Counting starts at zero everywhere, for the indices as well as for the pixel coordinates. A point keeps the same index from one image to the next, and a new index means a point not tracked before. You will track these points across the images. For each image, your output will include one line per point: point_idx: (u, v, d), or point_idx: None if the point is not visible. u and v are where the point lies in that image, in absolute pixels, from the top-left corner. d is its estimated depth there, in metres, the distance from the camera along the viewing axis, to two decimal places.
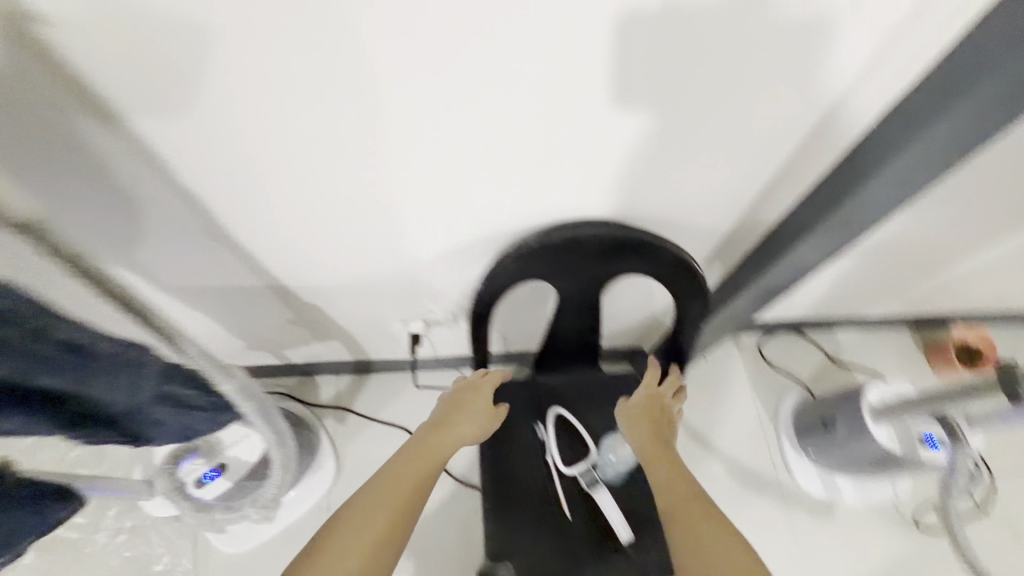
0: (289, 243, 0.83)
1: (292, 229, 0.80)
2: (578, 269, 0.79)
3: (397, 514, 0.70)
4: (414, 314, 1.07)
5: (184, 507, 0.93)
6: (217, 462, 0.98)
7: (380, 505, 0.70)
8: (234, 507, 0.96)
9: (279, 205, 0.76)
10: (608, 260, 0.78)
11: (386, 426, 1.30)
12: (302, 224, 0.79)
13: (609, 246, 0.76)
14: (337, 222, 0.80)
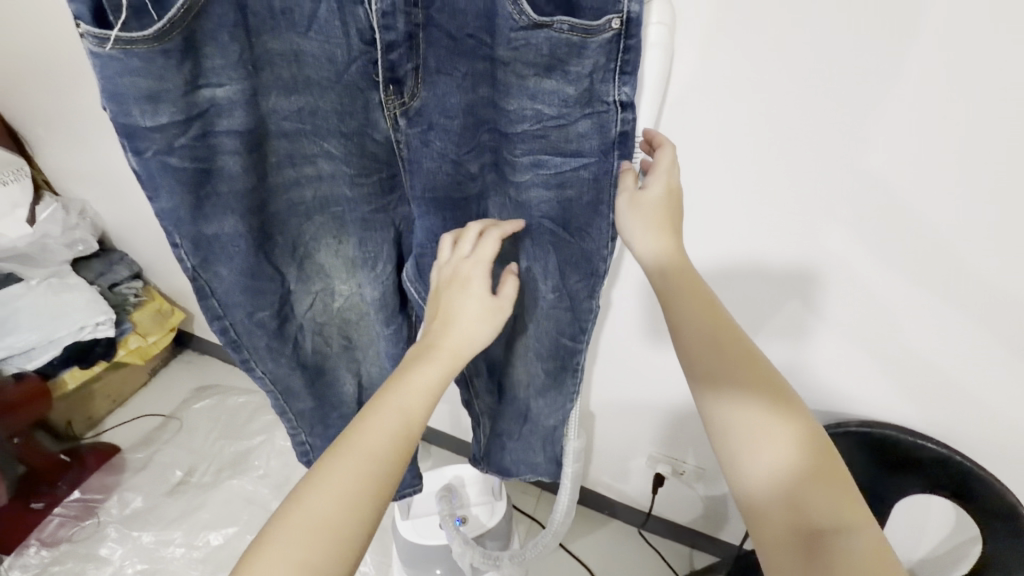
0: (615, 358, 0.98)
1: (629, 349, 0.95)
2: (885, 466, 0.78)
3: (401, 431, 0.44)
4: (667, 457, 1.12)
5: (461, 545, 1.03)
6: (463, 511, 1.08)
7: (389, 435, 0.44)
8: (499, 562, 1.05)
9: (636, 331, 0.91)
10: (921, 470, 0.76)
11: (574, 560, 1.27)
12: (639, 349, 0.94)
13: (926, 457, 0.74)
14: (667, 359, 0.93)
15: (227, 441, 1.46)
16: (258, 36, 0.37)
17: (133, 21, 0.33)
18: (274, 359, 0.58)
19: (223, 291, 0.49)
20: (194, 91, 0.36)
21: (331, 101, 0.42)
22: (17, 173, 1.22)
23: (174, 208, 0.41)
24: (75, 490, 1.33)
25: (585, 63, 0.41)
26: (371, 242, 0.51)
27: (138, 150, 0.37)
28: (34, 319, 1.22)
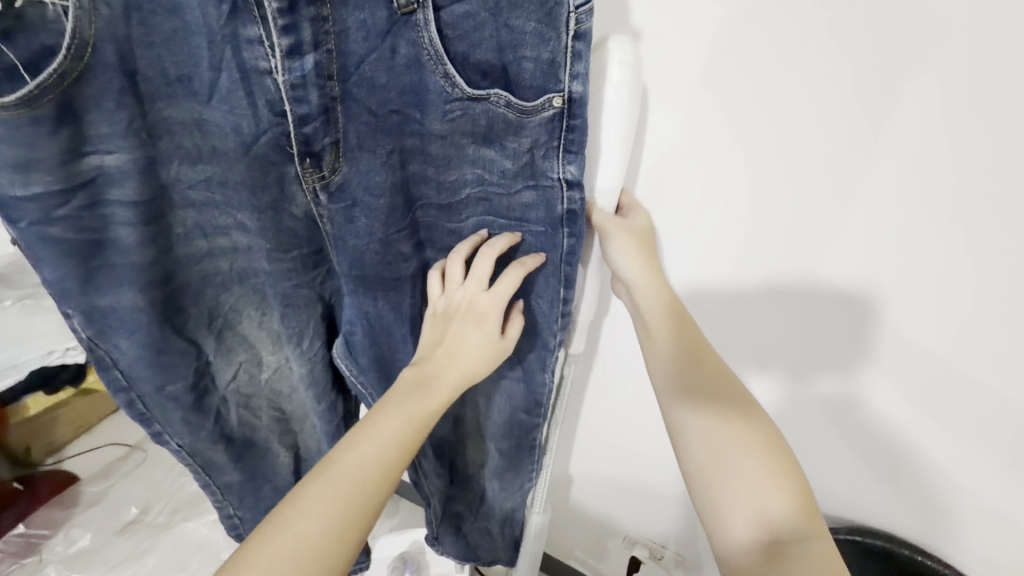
0: (585, 428, 0.87)
1: (600, 420, 0.85)
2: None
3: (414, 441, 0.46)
4: (646, 539, 0.99)
5: None
6: None
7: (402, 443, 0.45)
8: None
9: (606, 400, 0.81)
10: None
11: None
12: (611, 420, 0.84)
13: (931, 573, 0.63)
14: (642, 434, 0.83)
15: (188, 479, 1.39)
16: (152, 105, 0.36)
17: (4, 83, 0.31)
18: (194, 433, 0.54)
19: (127, 363, 0.46)
20: (76, 160, 0.35)
21: (240, 173, 0.40)
22: None
23: (59, 278, 0.39)
24: (20, 524, 1.26)
25: (524, 139, 0.40)
26: (294, 316, 0.50)
27: (14, 221, 0.36)
28: (3, 339, 1.17)
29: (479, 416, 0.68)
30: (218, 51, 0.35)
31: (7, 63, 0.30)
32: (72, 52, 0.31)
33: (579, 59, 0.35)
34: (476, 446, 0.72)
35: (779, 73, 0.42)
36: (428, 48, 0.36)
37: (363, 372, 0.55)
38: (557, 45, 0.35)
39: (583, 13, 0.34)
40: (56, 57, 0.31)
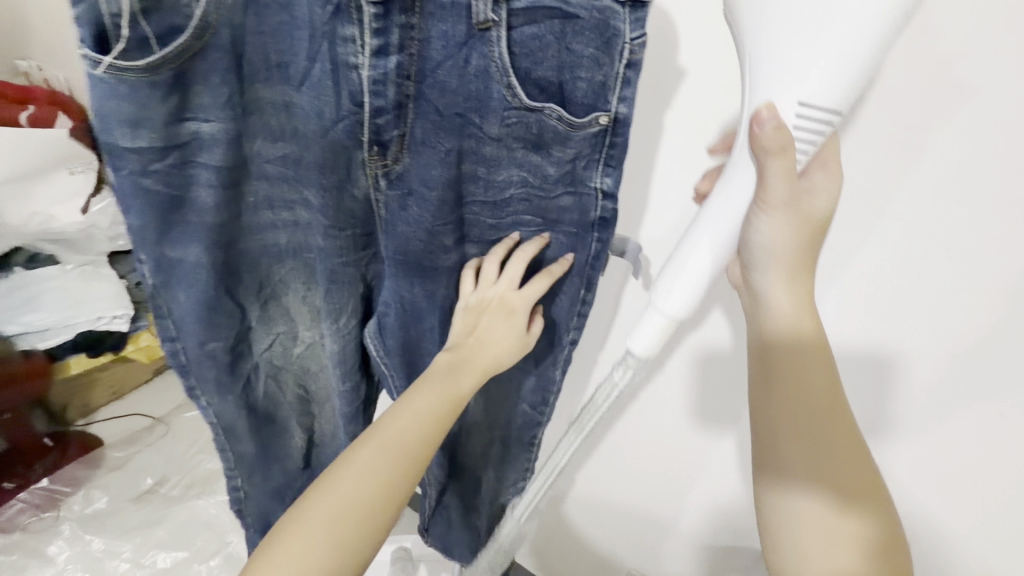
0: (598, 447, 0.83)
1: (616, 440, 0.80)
2: None
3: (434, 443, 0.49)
4: None
5: None
6: None
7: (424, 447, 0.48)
8: None
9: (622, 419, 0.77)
10: None
11: None
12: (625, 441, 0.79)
13: None
14: (657, 461, 0.77)
15: (205, 457, 1.43)
16: (251, 84, 0.40)
17: (135, 51, 0.35)
18: (222, 395, 0.57)
19: (181, 315, 0.50)
20: (178, 123, 0.39)
21: (315, 153, 0.44)
22: (86, 166, 1.33)
23: (142, 225, 0.43)
24: (46, 477, 1.32)
25: (569, 149, 0.43)
26: (337, 293, 0.53)
27: (117, 167, 0.40)
28: (59, 300, 1.27)
29: (490, 416, 0.69)
30: (317, 46, 0.39)
31: (141, 35, 0.35)
32: (196, 32, 0.36)
33: (627, 85, 0.39)
34: (488, 451, 0.72)
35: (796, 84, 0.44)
36: (498, 62, 0.39)
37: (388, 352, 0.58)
38: (610, 72, 0.39)
39: (638, 45, 0.38)
40: (183, 35, 0.36)
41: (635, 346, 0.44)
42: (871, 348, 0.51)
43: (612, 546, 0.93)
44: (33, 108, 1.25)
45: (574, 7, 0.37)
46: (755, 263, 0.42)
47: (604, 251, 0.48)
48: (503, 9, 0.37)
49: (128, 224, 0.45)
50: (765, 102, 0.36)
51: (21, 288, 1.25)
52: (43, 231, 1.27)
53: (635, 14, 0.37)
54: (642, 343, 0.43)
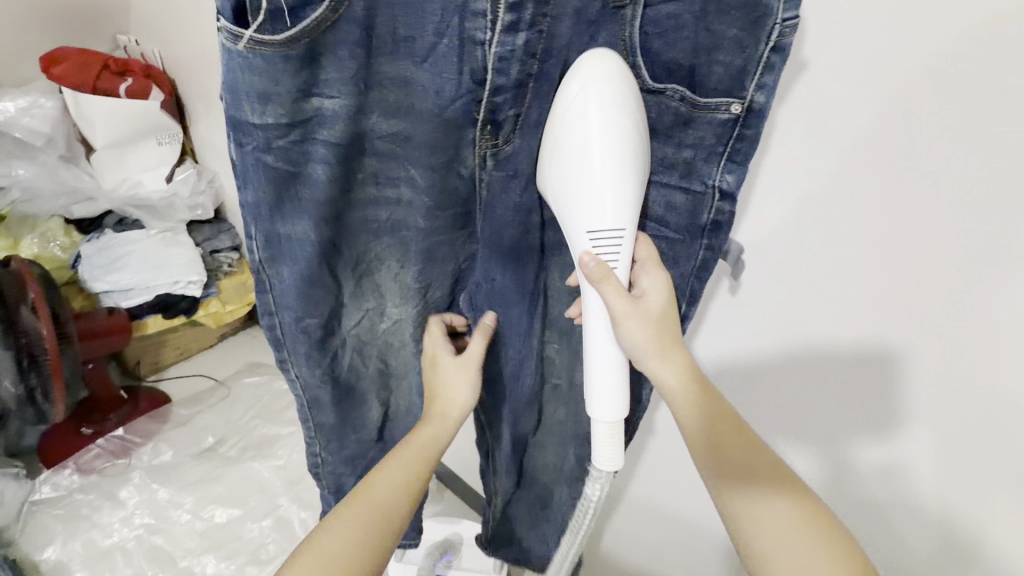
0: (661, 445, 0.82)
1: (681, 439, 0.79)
2: None
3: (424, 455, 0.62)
4: None
5: None
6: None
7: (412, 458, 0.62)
8: None
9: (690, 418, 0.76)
10: None
11: None
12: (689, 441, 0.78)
13: None
14: None
15: (261, 422, 1.49)
16: (376, 59, 0.41)
17: (268, 24, 0.37)
18: (309, 367, 0.60)
19: (280, 291, 0.53)
20: (303, 99, 0.41)
21: (430, 133, 0.45)
22: (171, 137, 1.40)
23: (259, 201, 0.46)
24: (120, 427, 1.43)
25: (692, 135, 0.45)
26: (431, 269, 0.57)
27: (241, 144, 0.42)
28: (141, 263, 1.35)
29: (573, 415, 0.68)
30: (447, 20, 0.40)
31: (274, 6, 0.36)
32: (331, 5, 0.37)
33: (769, 71, 0.40)
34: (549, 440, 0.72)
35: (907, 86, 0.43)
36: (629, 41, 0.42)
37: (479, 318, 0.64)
38: (750, 59, 0.40)
39: (789, 26, 0.38)
40: (319, 6, 0.37)
41: (597, 461, 0.51)
42: (872, 357, 0.53)
43: (664, 550, 0.91)
44: (130, 81, 1.33)
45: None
46: (635, 356, 0.49)
47: (713, 257, 0.50)
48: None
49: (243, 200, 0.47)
50: (585, 250, 0.46)
51: (110, 249, 1.34)
52: (130, 196, 1.38)
53: None
54: (603, 458, 0.50)
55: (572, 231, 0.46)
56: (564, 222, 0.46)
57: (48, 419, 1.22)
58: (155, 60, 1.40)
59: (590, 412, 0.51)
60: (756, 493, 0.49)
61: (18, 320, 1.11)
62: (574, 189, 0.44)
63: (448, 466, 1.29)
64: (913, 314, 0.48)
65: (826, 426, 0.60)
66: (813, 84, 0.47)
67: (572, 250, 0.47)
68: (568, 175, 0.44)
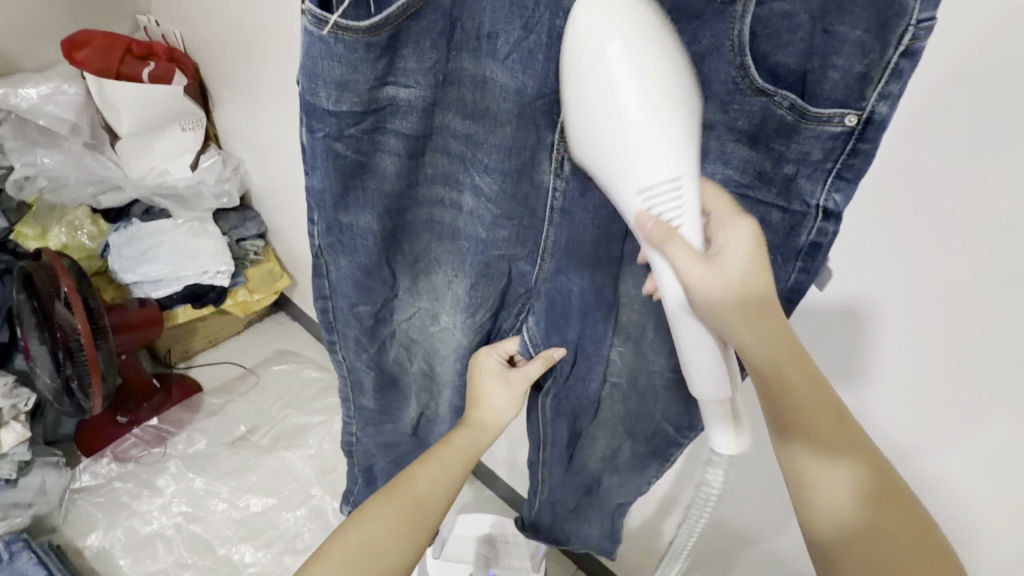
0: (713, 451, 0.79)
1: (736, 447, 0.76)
2: None
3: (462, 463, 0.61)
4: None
5: None
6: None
7: (450, 467, 0.60)
8: None
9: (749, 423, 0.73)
10: None
11: None
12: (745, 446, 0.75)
13: None
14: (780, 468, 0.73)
15: (291, 411, 1.48)
16: (457, 53, 0.42)
17: (352, 10, 0.37)
18: (357, 353, 0.62)
19: (336, 278, 0.55)
20: (380, 87, 0.41)
21: (505, 135, 0.45)
22: (195, 123, 1.36)
23: (324, 190, 0.47)
24: (155, 417, 1.43)
25: (796, 147, 0.40)
26: (482, 286, 0.56)
27: (313, 130, 0.43)
28: (171, 253, 1.33)
29: (630, 419, 0.63)
30: (539, 14, 0.39)
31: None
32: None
33: (897, 79, 0.35)
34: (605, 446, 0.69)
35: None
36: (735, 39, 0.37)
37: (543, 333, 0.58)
38: (875, 65, 0.35)
39: (924, 29, 0.33)
40: None
41: (722, 447, 0.49)
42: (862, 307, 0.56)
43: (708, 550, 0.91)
44: (153, 64, 1.29)
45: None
46: (723, 333, 0.42)
47: (806, 283, 0.45)
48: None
49: (308, 189, 0.48)
50: (638, 209, 0.38)
51: (138, 240, 1.32)
52: (156, 184, 1.35)
53: None
54: (724, 444, 0.48)
55: (618, 188, 0.38)
56: (605, 179, 0.39)
57: (87, 411, 1.21)
58: (176, 42, 1.35)
59: (693, 390, 0.46)
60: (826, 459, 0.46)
61: (54, 313, 1.12)
62: (606, 144, 0.37)
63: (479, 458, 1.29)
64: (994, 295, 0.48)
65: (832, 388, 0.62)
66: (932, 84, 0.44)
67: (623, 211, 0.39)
68: (601, 127, 0.36)
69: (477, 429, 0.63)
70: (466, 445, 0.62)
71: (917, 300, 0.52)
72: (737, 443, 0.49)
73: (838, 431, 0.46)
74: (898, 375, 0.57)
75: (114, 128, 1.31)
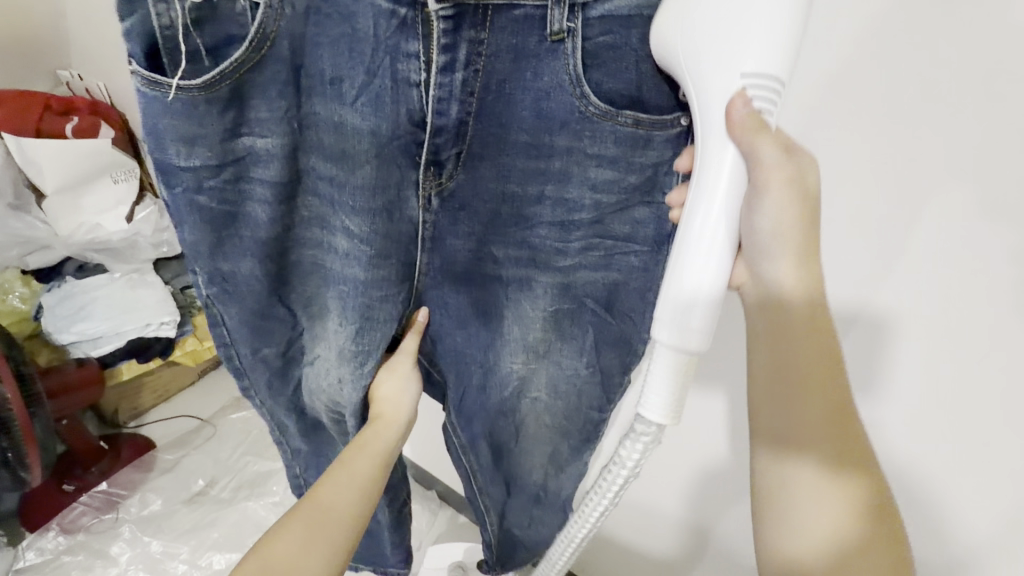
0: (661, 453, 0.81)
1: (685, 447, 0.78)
2: None
3: (367, 479, 0.57)
4: None
5: None
6: None
7: (355, 483, 0.56)
8: None
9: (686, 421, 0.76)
10: None
11: None
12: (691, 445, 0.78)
13: None
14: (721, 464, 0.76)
15: (253, 459, 1.44)
16: (307, 98, 0.45)
17: (189, 68, 0.40)
18: (274, 397, 0.63)
19: (229, 330, 0.55)
20: (233, 138, 0.44)
21: (366, 175, 0.47)
22: (128, 174, 1.34)
23: (196, 244, 0.48)
24: (104, 481, 1.36)
25: (651, 153, 0.48)
26: (368, 334, 0.56)
27: (170, 186, 0.45)
28: (109, 308, 1.29)
29: (560, 430, 0.66)
30: (377, 59, 0.43)
31: (194, 47, 0.39)
32: (254, 44, 0.40)
33: None
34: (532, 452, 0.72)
35: (846, 61, 0.47)
36: (571, 71, 0.44)
37: (456, 334, 0.62)
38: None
39: None
40: (240, 48, 0.40)
41: (651, 401, 0.45)
42: (845, 309, 0.56)
43: (672, 558, 0.91)
44: (76, 119, 1.27)
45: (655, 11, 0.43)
46: (772, 242, 0.44)
47: None
48: (580, 18, 0.43)
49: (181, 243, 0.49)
50: (735, 93, 0.40)
51: (73, 297, 1.27)
52: (88, 240, 1.30)
53: None
54: (655, 407, 0.45)
55: (714, 72, 0.40)
56: (704, 63, 0.40)
57: (30, 484, 1.14)
58: (100, 94, 1.34)
59: (655, 328, 0.44)
60: (803, 459, 0.46)
61: None
62: (720, 32, 0.39)
63: (450, 486, 1.27)
64: (880, 267, 0.52)
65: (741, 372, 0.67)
66: None
67: (707, 101, 0.41)
68: (723, 12, 0.39)
69: (377, 436, 0.60)
70: (371, 463, 0.58)
71: (835, 281, 0.55)
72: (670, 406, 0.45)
73: (838, 443, 0.45)
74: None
75: (39, 187, 1.27)
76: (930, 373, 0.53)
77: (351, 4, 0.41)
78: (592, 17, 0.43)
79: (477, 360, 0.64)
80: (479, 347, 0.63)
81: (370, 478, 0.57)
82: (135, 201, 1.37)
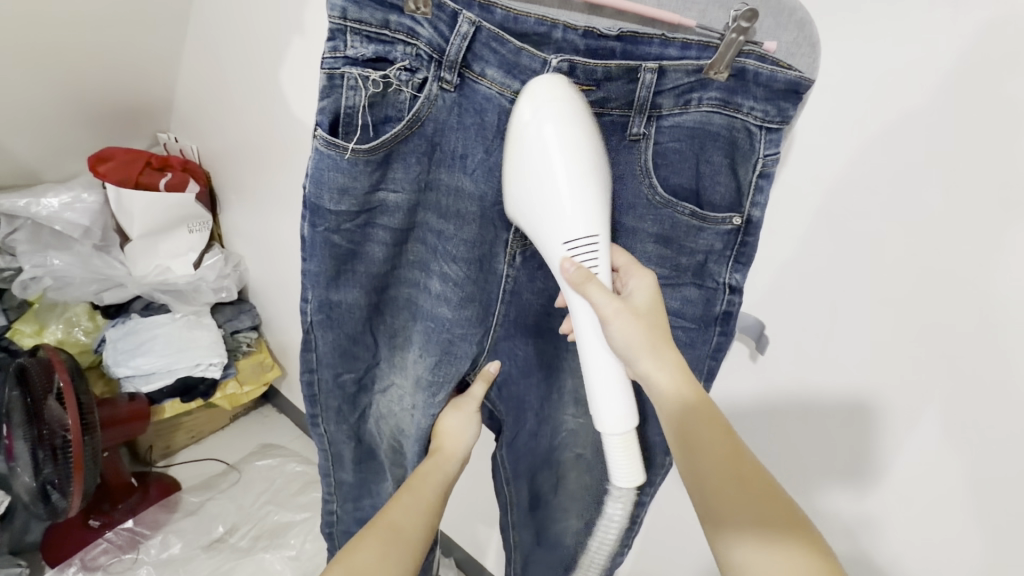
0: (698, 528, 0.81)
1: None
2: None
3: (431, 508, 0.61)
4: None
5: None
6: None
7: (421, 508, 0.60)
8: None
9: None
10: None
11: None
12: None
13: None
14: None
15: (274, 508, 1.43)
16: (436, 167, 0.53)
17: (360, 135, 0.49)
18: (338, 424, 0.67)
19: (321, 352, 0.61)
20: (373, 192, 0.52)
21: (470, 231, 0.55)
22: (202, 225, 1.46)
23: (320, 273, 0.55)
24: (129, 519, 1.37)
25: (702, 242, 0.56)
26: (443, 366, 0.62)
27: (315, 225, 0.52)
28: (167, 346, 1.37)
29: (596, 487, 0.70)
30: (497, 143, 0.51)
31: (365, 122, 0.48)
32: (408, 123, 0.49)
33: (761, 192, 0.53)
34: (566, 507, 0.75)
35: (886, 168, 0.51)
36: (643, 165, 0.54)
37: (519, 380, 0.67)
38: (745, 179, 0.54)
39: (771, 161, 0.52)
40: (398, 124, 0.49)
41: (617, 480, 0.55)
42: (854, 397, 0.60)
43: None
44: (170, 175, 1.39)
45: (715, 127, 0.52)
46: (629, 358, 0.52)
47: (725, 342, 0.59)
48: (654, 125, 0.53)
49: (302, 273, 0.56)
50: (564, 256, 0.49)
51: (135, 333, 1.36)
52: (159, 281, 1.42)
53: (770, 137, 0.52)
54: (622, 476, 0.55)
55: (548, 241, 0.50)
56: (538, 234, 0.50)
57: (62, 513, 1.16)
58: (191, 155, 1.48)
59: (600, 426, 0.54)
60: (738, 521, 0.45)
61: (44, 411, 1.11)
62: (540, 216, 0.49)
63: (472, 556, 1.24)
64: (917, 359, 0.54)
65: (783, 454, 0.69)
66: (781, 188, 0.58)
67: (551, 261, 0.50)
68: (535, 187, 0.48)
69: (439, 461, 0.65)
70: (432, 491, 0.63)
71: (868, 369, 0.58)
72: (634, 472, 0.55)
73: (760, 497, 0.46)
74: (836, 429, 0.63)
75: (125, 231, 1.40)
76: (955, 462, 0.55)
77: (483, 101, 0.50)
78: (664, 125, 0.53)
79: (534, 409, 0.69)
80: (536, 399, 0.68)
81: (431, 502, 0.62)
82: (204, 249, 1.50)
